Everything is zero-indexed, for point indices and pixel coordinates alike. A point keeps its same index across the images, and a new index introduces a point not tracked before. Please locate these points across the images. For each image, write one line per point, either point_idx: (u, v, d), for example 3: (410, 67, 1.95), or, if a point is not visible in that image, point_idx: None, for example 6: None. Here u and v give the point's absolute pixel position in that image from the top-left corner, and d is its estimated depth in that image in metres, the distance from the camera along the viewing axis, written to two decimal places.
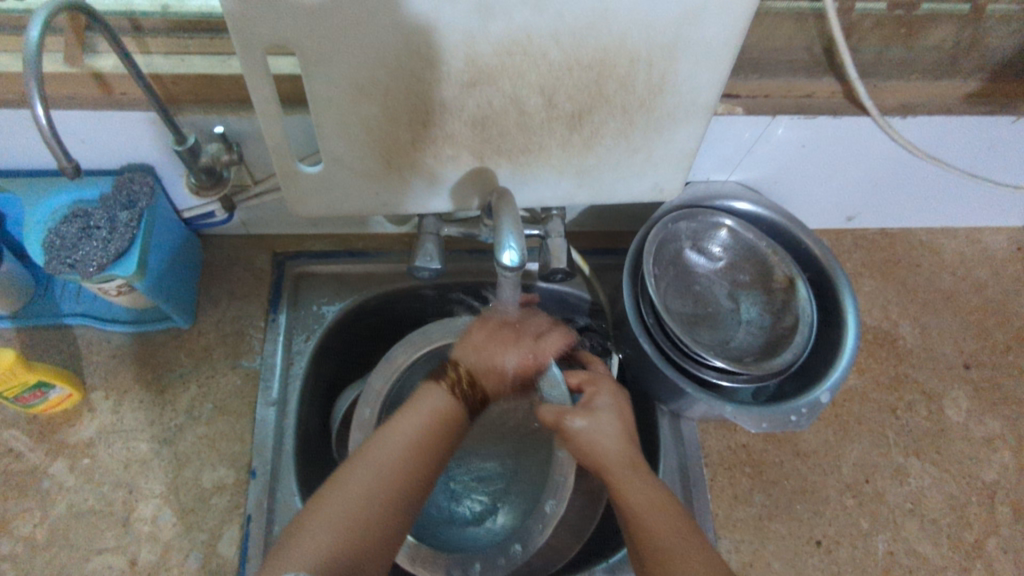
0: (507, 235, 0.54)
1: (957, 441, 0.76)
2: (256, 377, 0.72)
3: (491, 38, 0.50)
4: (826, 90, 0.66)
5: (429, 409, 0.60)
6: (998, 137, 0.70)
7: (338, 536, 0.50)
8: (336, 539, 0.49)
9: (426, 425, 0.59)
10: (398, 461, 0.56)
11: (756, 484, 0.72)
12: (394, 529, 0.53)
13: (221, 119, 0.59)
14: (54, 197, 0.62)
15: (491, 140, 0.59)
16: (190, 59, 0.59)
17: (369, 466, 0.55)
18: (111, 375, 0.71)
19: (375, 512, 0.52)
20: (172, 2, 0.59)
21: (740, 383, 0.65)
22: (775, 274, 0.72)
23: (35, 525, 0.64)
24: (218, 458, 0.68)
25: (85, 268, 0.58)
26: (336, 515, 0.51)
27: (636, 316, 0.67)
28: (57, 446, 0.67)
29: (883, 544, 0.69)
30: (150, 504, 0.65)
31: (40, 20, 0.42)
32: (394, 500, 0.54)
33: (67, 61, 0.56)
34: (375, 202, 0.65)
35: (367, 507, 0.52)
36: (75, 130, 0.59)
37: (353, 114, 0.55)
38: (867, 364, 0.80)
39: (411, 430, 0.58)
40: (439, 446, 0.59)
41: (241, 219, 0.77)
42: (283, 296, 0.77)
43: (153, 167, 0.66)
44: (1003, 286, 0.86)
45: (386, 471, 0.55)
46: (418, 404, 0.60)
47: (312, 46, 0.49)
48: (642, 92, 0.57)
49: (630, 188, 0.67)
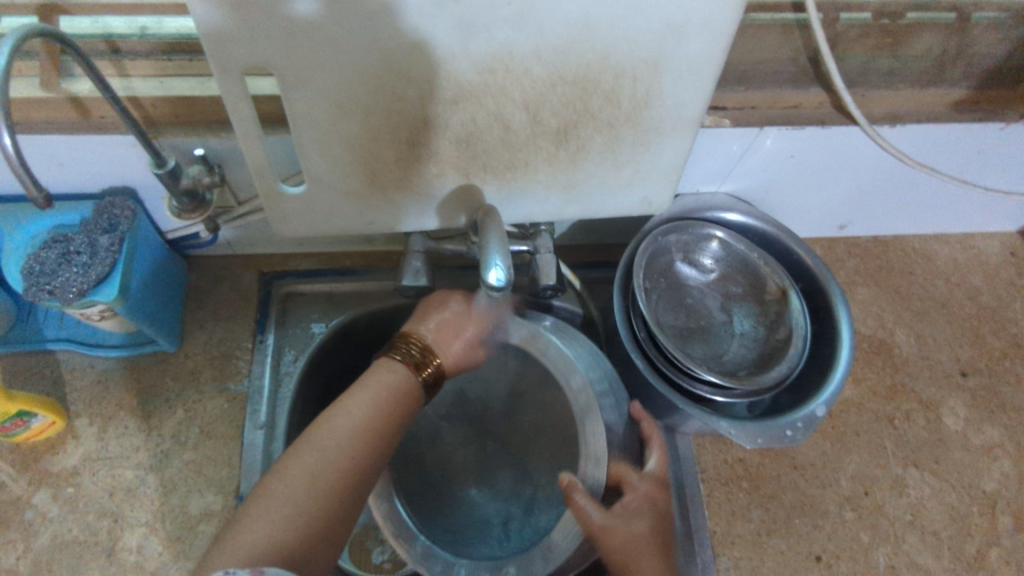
0: (492, 254, 0.53)
1: (957, 450, 0.75)
2: (244, 401, 0.71)
3: (472, 56, 0.49)
4: (814, 100, 0.66)
5: (384, 382, 0.58)
6: (989, 143, 0.69)
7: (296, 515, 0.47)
8: (297, 520, 0.47)
9: (380, 400, 0.57)
10: (350, 437, 0.53)
11: (754, 499, 0.71)
12: (344, 507, 0.50)
13: (201, 141, 0.58)
14: (33, 222, 0.61)
15: (476, 157, 0.58)
16: (169, 81, 0.58)
17: (314, 450, 0.51)
18: (96, 402, 0.70)
19: (323, 494, 0.49)
20: (150, 23, 0.58)
21: (733, 398, 0.64)
22: (767, 285, 0.71)
23: (18, 557, 0.62)
24: (205, 484, 0.67)
25: (65, 295, 0.57)
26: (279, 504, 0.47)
27: (627, 331, 0.66)
28: (41, 475, 0.66)
29: (884, 558, 0.68)
30: (136, 533, 0.64)
31: (8, 46, 0.41)
32: (346, 480, 0.51)
33: (44, 86, 0.56)
34: (360, 221, 0.64)
35: (314, 490, 0.49)
36: (52, 154, 0.58)
37: (334, 133, 0.54)
38: (863, 373, 0.79)
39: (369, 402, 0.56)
40: (395, 420, 0.57)
41: (226, 240, 0.76)
42: (271, 317, 0.77)
43: (135, 190, 0.65)
44: (997, 291, 0.86)
45: (336, 448, 0.52)
46: (376, 377, 0.59)
47: (290, 67, 0.48)
48: (627, 107, 0.56)
49: (618, 203, 0.66)
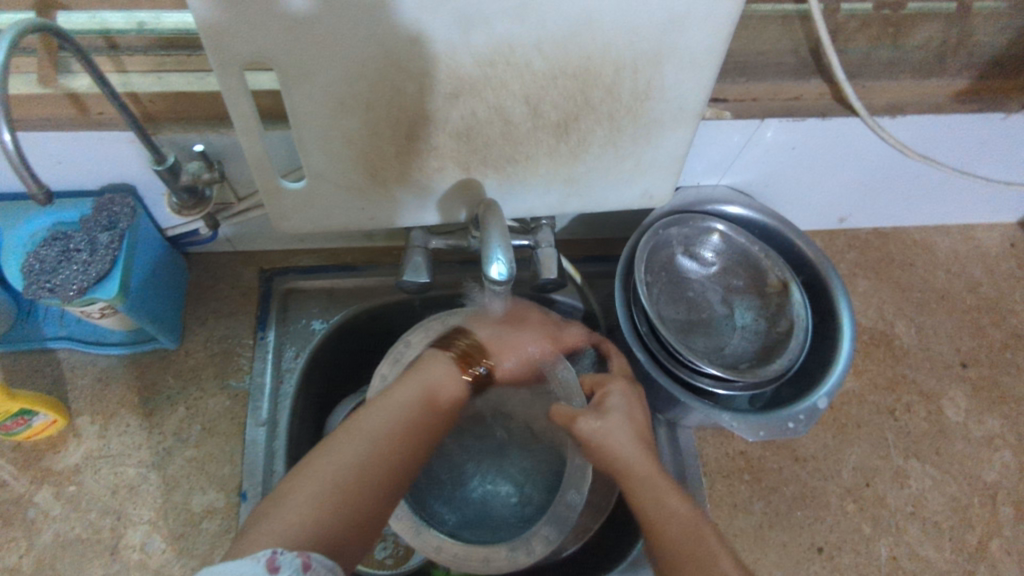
0: (495, 248, 0.53)
1: (957, 441, 0.75)
2: (245, 397, 0.71)
3: (472, 49, 0.49)
4: (814, 92, 0.66)
5: (427, 377, 0.57)
6: (989, 134, 0.69)
7: (330, 502, 0.47)
8: (318, 510, 0.46)
9: (421, 395, 0.56)
10: (389, 432, 0.53)
11: (755, 491, 0.71)
12: (383, 503, 0.50)
13: (201, 137, 0.58)
14: (32, 220, 0.61)
15: (476, 151, 0.58)
16: (167, 76, 0.58)
17: (361, 439, 0.51)
18: (96, 400, 0.70)
19: (362, 485, 0.49)
20: (149, 18, 0.56)
21: (735, 390, 0.64)
22: (768, 278, 0.71)
23: (21, 556, 0.62)
24: (207, 481, 0.66)
25: (65, 292, 0.57)
26: (322, 490, 0.47)
27: (629, 324, 0.66)
28: (43, 473, 0.66)
29: (885, 549, 0.68)
30: (138, 530, 0.64)
31: (7, 42, 0.41)
32: (386, 476, 0.51)
33: (40, 82, 0.55)
34: (361, 216, 0.64)
35: (357, 483, 0.49)
36: (51, 152, 0.58)
37: (335, 128, 0.54)
38: (865, 365, 0.79)
39: (408, 399, 0.55)
40: (433, 427, 0.56)
41: (226, 236, 0.76)
42: (271, 313, 0.76)
43: (134, 186, 0.65)
44: (997, 282, 0.86)
45: (375, 442, 0.51)
46: (419, 371, 0.58)
47: (290, 62, 0.48)
48: (628, 99, 0.56)
49: (619, 196, 0.66)
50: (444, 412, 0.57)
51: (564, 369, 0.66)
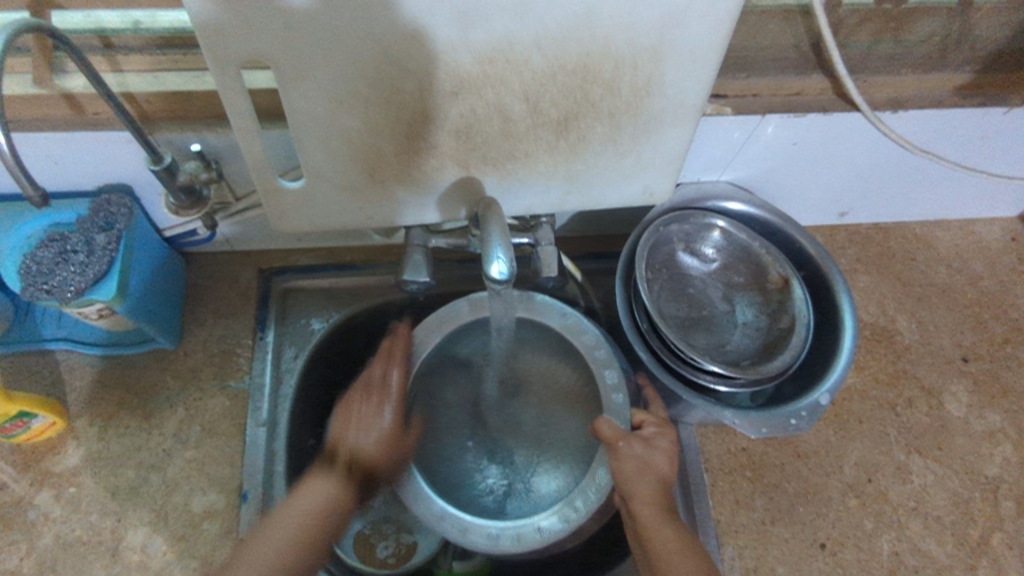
0: (495, 247, 0.53)
1: (959, 436, 0.75)
2: (245, 398, 0.71)
3: (471, 46, 0.49)
4: (816, 87, 0.65)
5: (311, 492, 0.58)
6: (990, 128, 0.69)
7: None
8: None
9: (308, 515, 0.56)
10: (280, 550, 0.54)
11: (758, 488, 0.71)
12: None
13: (197, 136, 0.58)
14: (28, 221, 0.60)
15: (476, 149, 0.58)
16: (164, 76, 0.57)
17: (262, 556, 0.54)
18: (95, 401, 0.69)
19: None
20: (144, 16, 0.56)
21: (737, 387, 0.64)
22: (769, 274, 0.71)
23: (21, 558, 0.62)
24: (208, 482, 0.66)
25: (63, 294, 0.56)
26: None
27: (630, 322, 0.66)
28: (42, 476, 0.66)
29: (887, 544, 0.68)
30: (139, 532, 0.64)
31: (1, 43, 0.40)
32: None
33: (35, 82, 0.55)
34: (360, 215, 0.63)
35: None
36: (46, 152, 0.58)
37: (333, 126, 0.54)
38: (866, 361, 0.79)
39: (299, 510, 0.57)
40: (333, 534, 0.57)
41: (224, 236, 0.75)
42: (270, 313, 0.76)
43: (131, 186, 0.64)
44: (998, 277, 0.86)
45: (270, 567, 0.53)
46: (303, 492, 0.58)
47: (287, 60, 0.48)
48: (628, 96, 0.55)
49: (620, 193, 0.66)
50: (337, 515, 0.58)
51: (594, 347, 0.64)
